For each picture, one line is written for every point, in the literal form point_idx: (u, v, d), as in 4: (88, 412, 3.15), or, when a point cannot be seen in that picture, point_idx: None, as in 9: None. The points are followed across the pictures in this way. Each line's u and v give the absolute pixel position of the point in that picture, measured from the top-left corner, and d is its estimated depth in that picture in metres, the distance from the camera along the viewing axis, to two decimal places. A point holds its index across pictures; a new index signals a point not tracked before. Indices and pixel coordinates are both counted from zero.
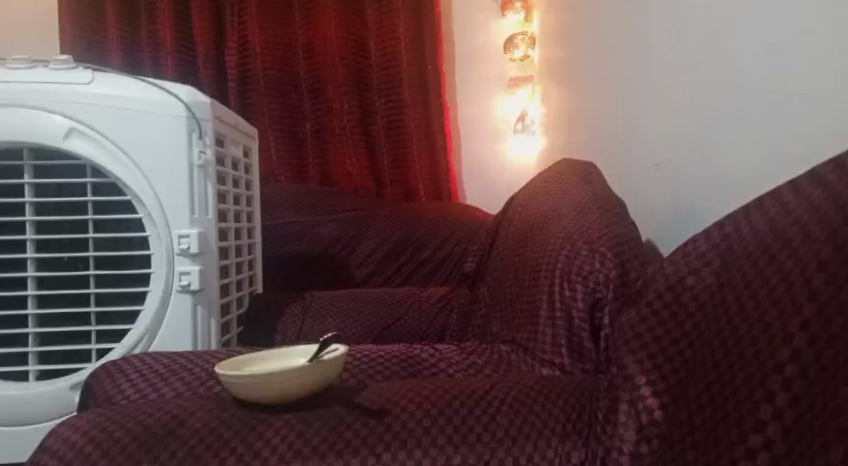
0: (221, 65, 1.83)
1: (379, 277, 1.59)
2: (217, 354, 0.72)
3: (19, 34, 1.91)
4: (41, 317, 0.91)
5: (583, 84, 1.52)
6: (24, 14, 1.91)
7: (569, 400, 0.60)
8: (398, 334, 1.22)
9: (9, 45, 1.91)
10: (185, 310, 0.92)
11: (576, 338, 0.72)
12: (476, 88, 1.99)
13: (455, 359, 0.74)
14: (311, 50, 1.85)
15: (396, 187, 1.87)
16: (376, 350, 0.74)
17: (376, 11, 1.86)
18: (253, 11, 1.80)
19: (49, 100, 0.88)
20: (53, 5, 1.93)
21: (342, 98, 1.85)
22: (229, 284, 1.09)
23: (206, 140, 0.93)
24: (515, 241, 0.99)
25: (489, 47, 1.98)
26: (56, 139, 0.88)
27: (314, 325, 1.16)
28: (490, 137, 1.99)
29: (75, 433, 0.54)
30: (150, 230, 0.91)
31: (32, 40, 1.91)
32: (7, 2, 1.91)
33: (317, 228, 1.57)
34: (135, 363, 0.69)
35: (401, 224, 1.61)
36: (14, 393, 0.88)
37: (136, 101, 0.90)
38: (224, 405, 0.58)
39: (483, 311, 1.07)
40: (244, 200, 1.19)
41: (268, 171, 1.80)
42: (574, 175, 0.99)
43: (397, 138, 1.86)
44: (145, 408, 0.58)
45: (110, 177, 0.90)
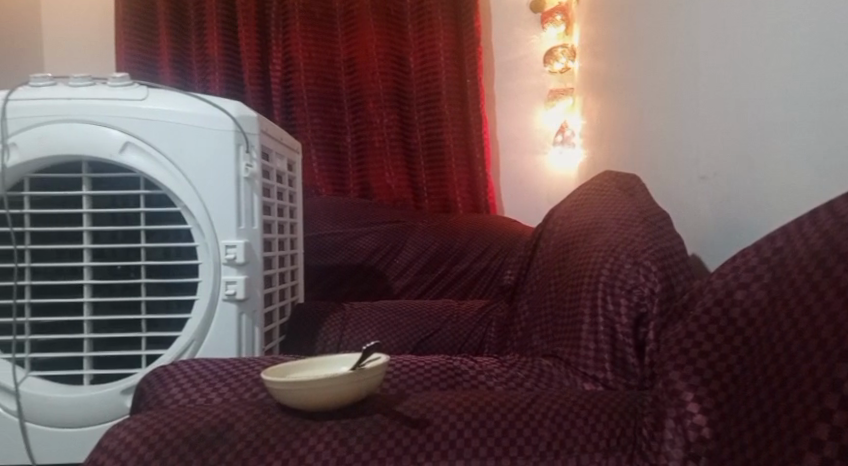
0: (266, 80, 1.88)
1: (417, 289, 1.60)
2: (262, 361, 0.73)
3: (75, 55, 2.00)
4: (95, 323, 0.94)
5: (624, 96, 1.51)
6: (81, 34, 2.00)
7: (612, 416, 0.59)
8: (436, 346, 1.22)
9: (67, 63, 1.99)
10: (230, 319, 0.94)
11: (619, 353, 0.71)
12: (515, 100, 1.99)
13: (495, 371, 0.74)
14: (352, 65, 1.88)
15: (434, 200, 1.87)
16: (416, 360, 0.75)
17: (417, 25, 1.88)
18: (296, 28, 1.85)
19: (105, 115, 0.92)
20: (108, 27, 2.01)
21: (382, 112, 1.86)
22: (272, 293, 1.11)
23: (253, 154, 0.96)
24: (556, 254, 0.98)
25: (530, 60, 1.99)
26: (112, 153, 0.91)
27: (354, 334, 1.17)
28: (530, 150, 1.99)
29: (128, 434, 0.56)
30: (198, 240, 0.94)
31: (88, 60, 2.00)
32: (65, 24, 1.99)
33: (356, 238, 1.59)
34: (185, 368, 0.71)
35: (438, 235, 1.62)
36: (68, 396, 0.91)
37: (186, 116, 0.93)
38: (269, 411, 0.59)
39: (523, 324, 1.06)
40: (287, 213, 1.21)
41: (310, 183, 1.83)
42: (616, 188, 0.98)
43: (436, 151, 1.87)
44: (195, 411, 0.59)
45: (162, 189, 0.93)
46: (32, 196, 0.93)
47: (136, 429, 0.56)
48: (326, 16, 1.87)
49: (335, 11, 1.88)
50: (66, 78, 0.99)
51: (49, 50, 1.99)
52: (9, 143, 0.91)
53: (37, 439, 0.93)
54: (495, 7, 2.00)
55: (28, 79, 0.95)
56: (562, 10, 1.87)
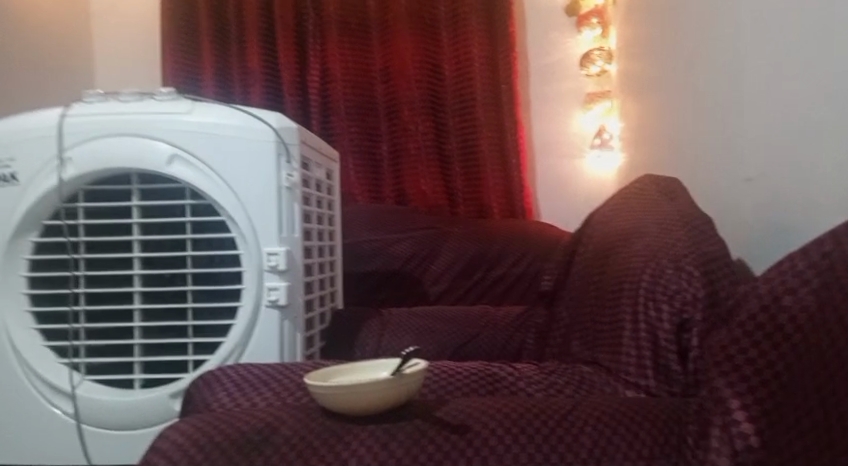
0: (304, 90, 1.91)
1: (454, 295, 1.59)
2: (305, 366, 0.74)
3: (125, 74, 2.08)
4: (145, 329, 0.97)
5: (663, 99, 1.49)
6: (129, 54, 2.08)
7: (655, 423, 0.59)
8: (473, 352, 1.22)
9: (117, 79, 2.08)
10: (273, 325, 0.96)
11: (662, 360, 0.70)
12: (552, 104, 1.98)
13: (535, 378, 0.74)
14: (388, 73, 1.90)
15: (469, 205, 1.87)
16: (454, 367, 0.75)
17: (451, 31, 1.88)
18: (333, 38, 1.88)
19: (153, 129, 0.95)
20: (154, 45, 2.08)
21: (418, 119, 1.87)
22: (312, 300, 1.12)
23: (293, 164, 0.98)
24: (595, 260, 0.98)
25: (566, 64, 1.98)
26: (159, 165, 0.94)
27: (392, 340, 1.18)
28: (568, 154, 1.97)
29: (179, 436, 0.58)
30: (241, 248, 0.96)
31: (136, 78, 2.08)
32: (116, 45, 2.08)
33: (393, 245, 1.60)
34: (230, 373, 0.73)
35: (475, 241, 1.62)
36: (119, 400, 0.94)
37: (229, 129, 0.96)
38: (313, 414, 0.60)
39: (562, 331, 1.06)
40: (326, 220, 1.22)
41: (347, 191, 1.85)
42: (656, 191, 0.97)
43: (472, 157, 1.87)
44: (241, 415, 0.61)
45: (207, 199, 0.96)
46: (86, 208, 0.97)
47: (187, 430, 0.58)
48: (362, 26, 1.90)
49: (370, 21, 1.91)
50: (118, 94, 1.03)
51: (100, 67, 2.09)
52: (66, 158, 0.96)
53: (92, 441, 0.97)
54: (529, 12, 2.00)
55: (83, 97, 1.01)
56: (599, 13, 1.86)
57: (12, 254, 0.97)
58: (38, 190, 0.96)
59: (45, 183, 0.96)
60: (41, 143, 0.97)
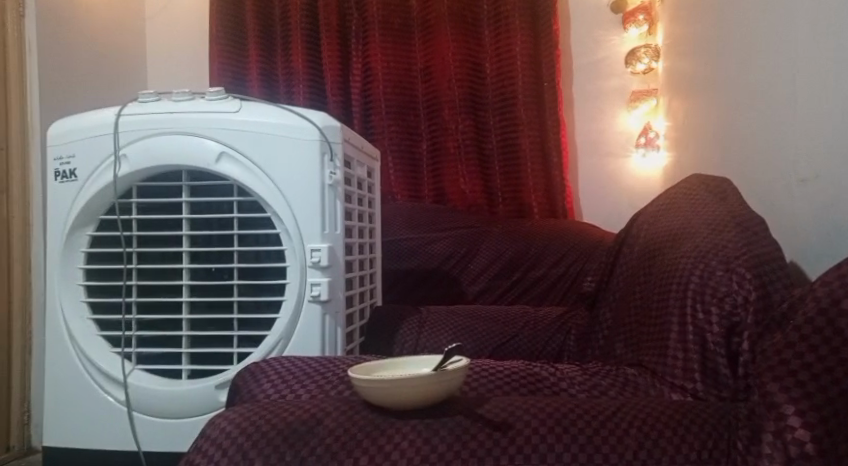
0: (346, 89, 1.93)
1: (492, 295, 1.59)
2: (347, 360, 0.75)
3: (175, 73, 2.13)
4: (192, 321, 0.99)
5: (713, 98, 1.45)
6: (178, 54, 2.13)
7: (704, 427, 0.57)
8: (512, 352, 1.21)
9: (167, 79, 2.14)
10: (315, 320, 0.96)
11: (710, 363, 0.68)
12: (595, 104, 1.96)
13: (577, 379, 0.73)
14: (429, 72, 1.90)
15: (509, 204, 1.86)
16: (495, 365, 0.74)
17: (493, 30, 1.88)
18: (376, 38, 1.89)
19: (203, 127, 0.98)
20: (203, 45, 2.13)
21: (458, 118, 1.87)
22: (353, 296, 1.13)
23: (336, 162, 0.99)
24: (641, 261, 0.96)
25: (610, 62, 1.95)
26: (208, 162, 0.96)
27: (431, 338, 1.18)
28: (611, 154, 1.94)
29: (226, 424, 0.59)
30: (286, 244, 0.97)
31: (184, 77, 2.13)
32: (165, 45, 2.14)
33: (432, 243, 1.60)
34: (275, 365, 0.74)
35: (514, 241, 1.61)
36: (168, 389, 0.97)
37: (275, 127, 0.97)
38: (355, 407, 0.61)
39: (605, 332, 1.04)
40: (367, 217, 1.23)
41: (387, 189, 1.86)
42: (705, 191, 0.95)
43: (512, 156, 1.86)
44: (286, 405, 0.61)
45: (253, 195, 0.97)
46: (139, 203, 1.00)
47: (235, 419, 0.59)
48: (405, 26, 1.91)
49: (413, 21, 1.92)
50: (170, 94, 1.06)
51: (151, 68, 2.14)
52: (120, 156, 0.99)
53: (142, 429, 0.98)
54: (574, 10, 1.98)
55: (137, 96, 1.03)
56: (645, 10, 1.82)
57: (70, 247, 1.01)
58: (94, 186, 0.99)
59: (101, 179, 0.99)
60: (98, 141, 1.00)
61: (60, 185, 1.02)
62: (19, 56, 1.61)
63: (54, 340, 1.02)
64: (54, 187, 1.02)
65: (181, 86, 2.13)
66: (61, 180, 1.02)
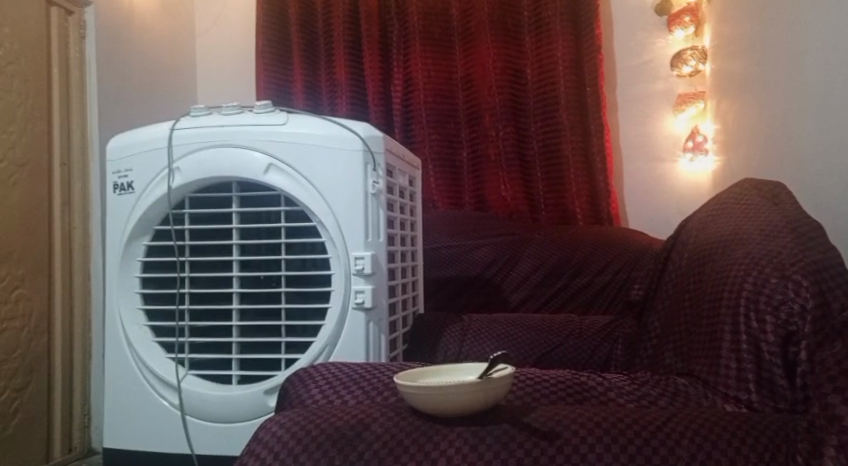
0: (387, 99, 1.96)
1: (535, 303, 1.57)
2: (393, 367, 0.75)
3: (221, 86, 2.19)
4: (242, 328, 1.00)
5: (764, 100, 1.42)
6: (224, 68, 2.18)
7: (760, 439, 0.55)
8: (558, 361, 1.20)
9: (216, 93, 2.19)
10: (359, 327, 0.97)
11: (765, 374, 0.66)
12: (639, 108, 1.93)
13: (626, 389, 0.71)
14: (469, 80, 1.91)
15: (552, 211, 1.84)
16: (541, 374, 0.74)
17: (535, 37, 1.87)
18: (416, 48, 1.91)
19: (251, 139, 1.00)
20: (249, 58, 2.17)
21: (499, 125, 1.86)
22: (395, 304, 1.13)
23: (379, 172, 1.00)
24: (691, 268, 0.93)
25: (656, 65, 1.92)
26: (257, 173, 0.99)
27: (473, 345, 1.17)
28: (657, 158, 1.90)
29: (277, 428, 0.60)
30: (330, 251, 0.98)
31: (230, 91, 2.18)
32: (212, 60, 2.19)
33: (474, 251, 1.60)
34: (322, 372, 0.75)
35: (558, 248, 1.59)
36: (220, 394, 0.98)
37: (321, 138, 0.99)
38: (402, 413, 0.61)
39: (654, 341, 1.02)
40: (408, 225, 1.23)
41: (428, 197, 1.87)
42: (757, 196, 0.92)
43: (555, 162, 1.84)
44: (333, 410, 0.62)
45: (300, 205, 0.99)
46: (191, 214, 1.03)
47: (285, 423, 0.60)
48: (445, 35, 1.93)
49: (453, 30, 1.93)
50: (219, 108, 1.09)
51: (201, 82, 2.20)
52: (174, 168, 1.02)
53: (195, 433, 1.01)
54: (617, 14, 1.95)
55: (189, 111, 1.07)
56: (691, 11, 1.80)
57: (128, 256, 1.05)
58: (150, 197, 1.03)
59: (157, 190, 1.03)
60: (154, 155, 1.04)
61: (120, 197, 1.06)
62: (81, 75, 1.68)
63: (114, 345, 1.06)
64: (114, 200, 1.06)
65: (229, 100, 2.18)
66: (120, 193, 1.06)
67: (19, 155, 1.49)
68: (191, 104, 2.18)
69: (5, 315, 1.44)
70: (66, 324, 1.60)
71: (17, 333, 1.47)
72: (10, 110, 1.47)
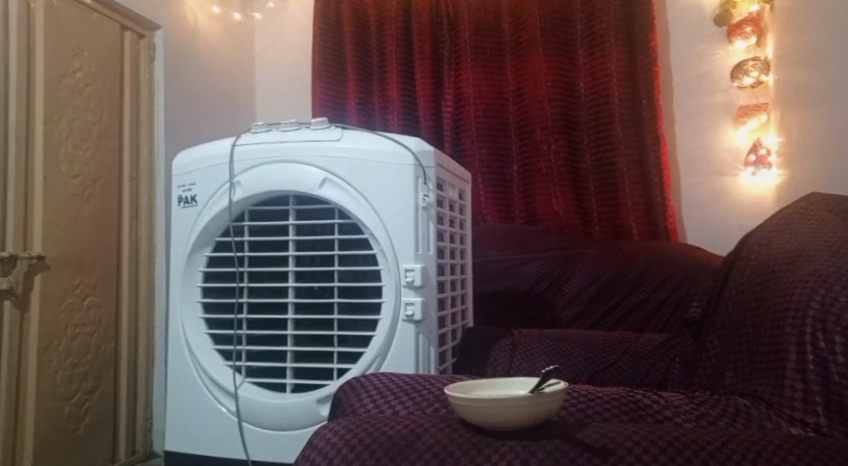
0: (438, 113, 1.98)
1: (588, 320, 1.54)
2: (443, 379, 0.76)
3: (279, 104, 2.25)
4: (296, 337, 1.03)
5: (832, 112, 1.37)
6: (281, 85, 2.25)
7: (827, 462, 0.53)
8: (613, 378, 1.17)
9: (274, 110, 2.26)
10: (409, 339, 0.98)
11: (834, 396, 0.64)
12: (696, 121, 1.89)
13: (683, 408, 0.70)
14: (520, 94, 1.91)
15: (606, 226, 1.81)
16: (594, 391, 0.73)
17: (588, 51, 1.86)
18: (468, 63, 1.94)
19: (307, 155, 1.03)
20: (306, 75, 2.23)
21: (550, 138, 1.85)
22: (445, 316, 1.14)
23: (429, 186, 1.02)
24: (752, 285, 0.91)
25: (716, 76, 1.88)
26: (312, 187, 1.02)
27: (524, 361, 1.17)
28: (717, 171, 1.86)
29: (331, 435, 0.62)
30: (382, 264, 1.00)
31: (287, 107, 2.24)
32: (270, 77, 2.27)
33: (524, 265, 1.60)
34: (374, 382, 0.76)
35: (612, 264, 1.56)
36: (275, 401, 1.01)
37: (374, 154, 1.01)
38: (452, 425, 0.62)
39: (714, 360, 0.99)
40: (458, 237, 1.24)
41: (478, 211, 1.87)
42: (823, 212, 0.89)
43: (609, 175, 1.82)
44: (385, 420, 0.63)
45: (353, 218, 1.01)
46: (250, 226, 1.07)
47: (339, 431, 0.62)
48: (497, 50, 1.95)
49: (505, 45, 1.95)
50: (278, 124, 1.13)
51: (260, 99, 2.27)
52: (235, 183, 1.06)
53: (251, 440, 1.03)
54: (673, 27, 1.93)
55: (250, 128, 1.11)
56: (752, 21, 1.75)
57: (191, 267, 1.10)
58: (212, 210, 1.07)
59: (219, 204, 1.07)
60: (215, 170, 1.08)
61: (183, 209, 1.11)
62: (150, 94, 1.77)
63: (176, 352, 1.10)
64: (179, 212, 1.11)
65: (287, 116, 2.24)
66: (184, 205, 1.11)
67: (94, 170, 1.57)
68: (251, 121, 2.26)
69: (76, 321, 1.51)
70: (131, 331, 1.67)
71: (87, 339, 1.54)
72: (86, 128, 1.56)
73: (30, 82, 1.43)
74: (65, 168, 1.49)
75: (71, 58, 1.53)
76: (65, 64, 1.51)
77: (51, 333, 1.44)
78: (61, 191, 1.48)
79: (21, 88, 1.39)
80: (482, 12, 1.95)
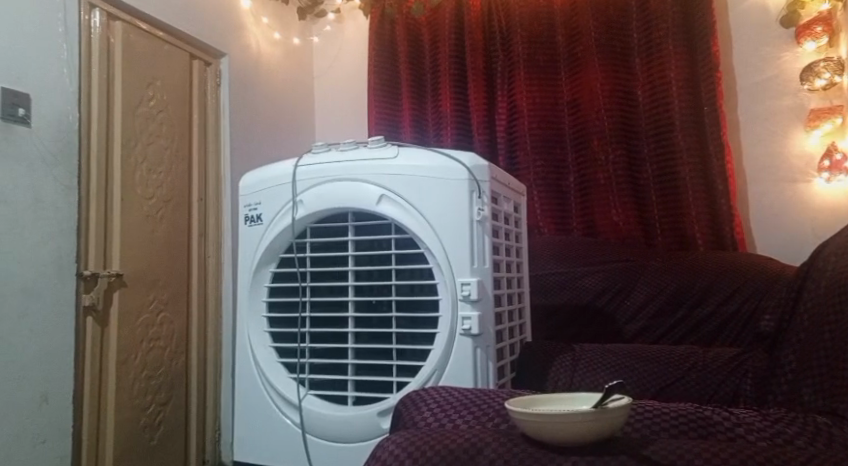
0: (491, 127, 2.00)
1: (653, 334, 1.51)
2: (502, 393, 0.77)
3: (336, 123, 2.31)
4: (357, 350, 1.06)
5: None
6: (339, 105, 2.31)
7: None
8: (679, 394, 1.15)
9: (333, 129, 2.31)
10: (466, 353, 0.98)
11: None
12: (760, 127, 1.84)
13: (756, 425, 0.68)
14: (576, 104, 1.91)
15: (668, 236, 1.76)
16: (659, 407, 0.72)
17: (645, 59, 1.84)
18: (521, 76, 1.94)
19: (364, 172, 1.06)
20: (362, 94, 2.28)
21: (608, 148, 1.83)
22: (502, 331, 1.14)
23: (484, 199, 1.02)
24: (826, 296, 0.87)
25: (783, 80, 1.82)
26: (370, 203, 1.05)
27: (585, 376, 1.15)
28: (789, 179, 1.79)
29: (394, 447, 0.63)
30: (439, 277, 1.01)
31: (344, 126, 2.29)
32: (328, 97, 2.33)
33: (583, 278, 1.59)
34: (434, 395, 0.77)
35: (676, 276, 1.52)
36: (337, 414, 1.03)
37: (429, 170, 1.03)
38: (514, 439, 0.62)
39: (790, 377, 0.89)
40: (514, 251, 1.24)
41: (533, 223, 1.87)
42: None
43: (670, 184, 1.77)
44: (446, 432, 0.64)
45: (409, 233, 1.03)
46: (312, 243, 1.10)
47: (401, 443, 0.63)
48: (551, 62, 1.94)
49: (559, 56, 1.94)
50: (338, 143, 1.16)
51: (318, 119, 2.34)
52: (298, 201, 1.10)
53: (314, 452, 1.05)
54: (736, 33, 1.89)
55: (311, 148, 1.14)
56: (824, 21, 1.71)
57: (256, 282, 1.14)
58: (276, 228, 1.11)
59: (283, 221, 1.11)
60: (279, 189, 1.12)
61: (250, 228, 1.15)
62: (216, 117, 1.85)
63: (243, 365, 1.14)
64: (246, 230, 1.16)
65: (345, 135, 2.29)
66: (250, 224, 1.15)
67: (166, 192, 1.65)
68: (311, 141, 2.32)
69: (151, 335, 1.58)
70: (200, 345, 1.73)
71: (161, 352, 1.60)
72: (159, 153, 1.64)
73: (110, 111, 1.52)
74: (141, 190, 1.57)
75: (146, 87, 1.61)
76: (140, 92, 1.59)
77: (128, 346, 1.51)
78: (137, 212, 1.56)
79: (102, 117, 1.49)
80: (535, 25, 1.96)
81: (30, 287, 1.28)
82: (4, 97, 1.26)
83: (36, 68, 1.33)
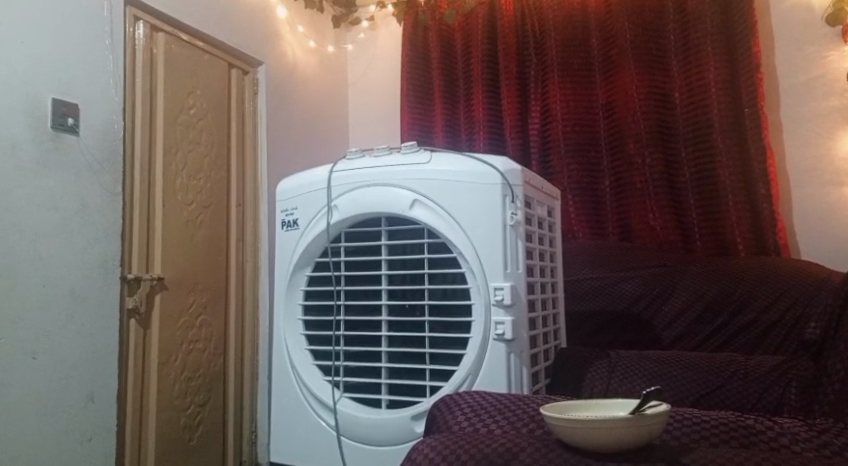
0: (525, 132, 1.99)
1: (692, 340, 1.48)
2: (535, 398, 0.77)
3: (369, 129, 2.33)
4: (391, 354, 1.06)
5: None
6: (373, 111, 2.33)
7: None
8: (719, 403, 1.12)
9: (366, 135, 2.33)
10: (500, 358, 0.98)
11: None
12: (803, 129, 1.79)
13: (802, 435, 0.66)
14: (611, 108, 1.89)
15: (707, 241, 1.73)
16: (699, 414, 0.71)
17: (682, 60, 1.81)
18: (555, 80, 1.93)
19: (398, 177, 1.07)
20: (396, 100, 2.30)
21: (644, 151, 1.81)
22: (536, 336, 1.13)
23: (517, 203, 1.02)
24: None
25: (827, 80, 1.78)
26: (403, 208, 1.05)
27: (621, 383, 1.15)
28: (835, 182, 1.74)
29: (428, 450, 0.63)
30: (471, 282, 1.02)
31: (377, 131, 2.31)
32: (361, 103, 2.35)
33: (619, 283, 1.57)
34: (468, 400, 0.78)
35: (716, 281, 1.49)
36: (371, 417, 1.04)
37: (462, 174, 1.03)
38: (548, 444, 0.62)
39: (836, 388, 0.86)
40: (548, 254, 1.23)
41: (568, 228, 1.86)
42: None
43: (709, 187, 1.74)
44: (480, 436, 0.65)
45: (442, 238, 1.03)
46: (347, 247, 1.11)
47: (436, 446, 0.64)
48: (586, 65, 1.93)
49: (593, 59, 1.93)
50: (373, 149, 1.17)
51: (352, 125, 2.36)
52: (333, 206, 1.11)
53: (349, 455, 1.06)
54: (778, 33, 1.85)
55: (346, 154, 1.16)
56: None
57: (292, 286, 1.16)
58: (311, 232, 1.13)
59: (318, 226, 1.13)
60: (315, 194, 1.14)
61: (287, 232, 1.17)
62: (254, 124, 1.88)
63: (280, 368, 1.16)
64: (283, 235, 1.18)
65: (378, 141, 2.31)
66: (287, 228, 1.17)
67: (206, 197, 1.68)
68: (346, 147, 2.34)
69: (191, 338, 1.61)
70: (237, 348, 1.76)
71: (200, 354, 1.64)
72: (199, 160, 1.68)
73: (152, 119, 1.55)
74: (181, 196, 1.61)
75: (186, 96, 1.65)
76: (180, 101, 1.63)
77: (169, 348, 1.55)
78: (177, 217, 1.59)
79: (145, 124, 1.53)
80: (569, 28, 1.95)
81: (77, 291, 1.32)
82: (55, 107, 1.30)
83: (83, 78, 1.37)
